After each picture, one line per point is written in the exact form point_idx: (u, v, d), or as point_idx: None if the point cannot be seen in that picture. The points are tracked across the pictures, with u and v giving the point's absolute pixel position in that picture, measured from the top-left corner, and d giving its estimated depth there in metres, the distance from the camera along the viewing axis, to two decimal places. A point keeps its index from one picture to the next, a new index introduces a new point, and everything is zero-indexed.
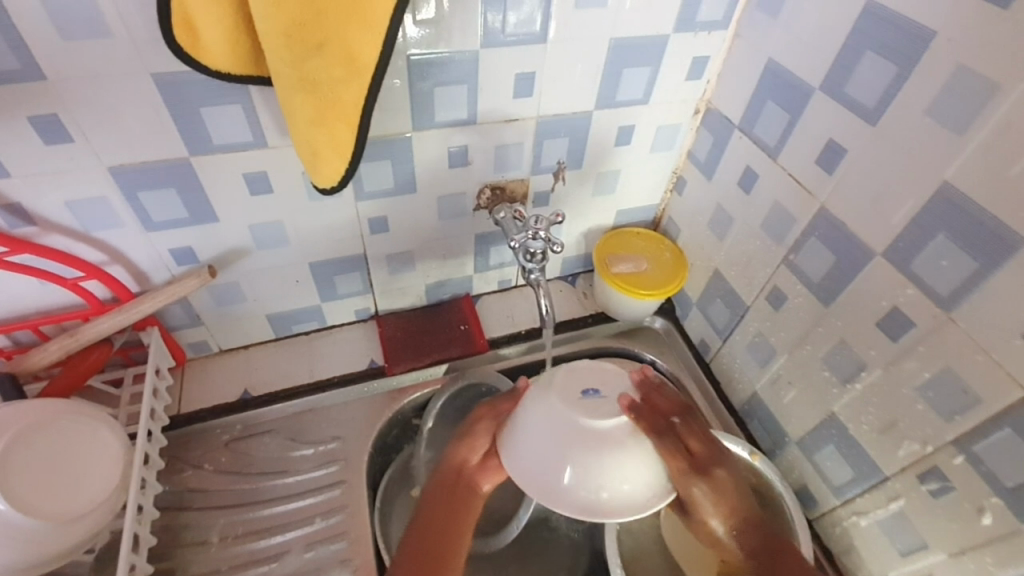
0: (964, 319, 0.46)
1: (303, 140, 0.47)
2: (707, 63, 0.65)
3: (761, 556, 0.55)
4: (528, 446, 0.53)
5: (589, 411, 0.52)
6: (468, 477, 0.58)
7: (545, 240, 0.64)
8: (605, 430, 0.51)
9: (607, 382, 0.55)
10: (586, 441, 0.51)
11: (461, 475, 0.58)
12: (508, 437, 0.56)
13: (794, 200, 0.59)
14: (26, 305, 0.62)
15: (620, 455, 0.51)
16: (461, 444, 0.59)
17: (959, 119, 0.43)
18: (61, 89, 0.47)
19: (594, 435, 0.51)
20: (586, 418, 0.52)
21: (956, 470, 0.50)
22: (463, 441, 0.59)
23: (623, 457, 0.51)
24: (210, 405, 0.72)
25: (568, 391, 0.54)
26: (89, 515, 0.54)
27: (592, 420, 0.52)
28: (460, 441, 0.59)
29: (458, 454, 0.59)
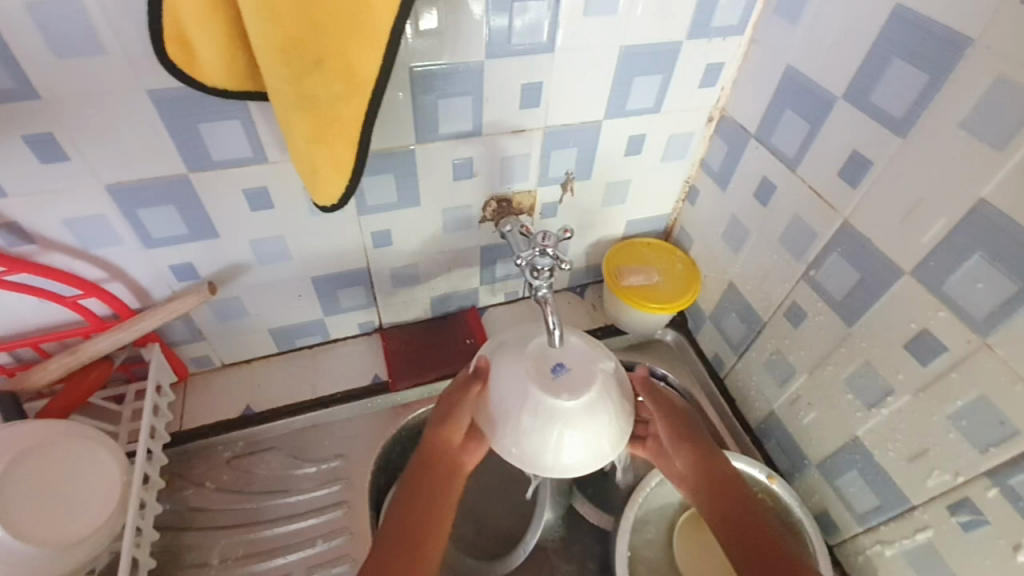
0: (1002, 345, 0.43)
1: (301, 158, 0.45)
2: (722, 70, 0.63)
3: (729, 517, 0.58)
4: (498, 421, 0.52)
5: (559, 391, 0.51)
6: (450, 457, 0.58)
7: (553, 256, 0.59)
8: (570, 410, 0.50)
9: (572, 356, 0.53)
10: (556, 420, 0.50)
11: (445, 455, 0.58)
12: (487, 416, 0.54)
13: (814, 214, 0.56)
14: (26, 322, 0.61)
15: (585, 431, 0.51)
16: (441, 426, 0.57)
17: (997, 134, 0.40)
18: (56, 107, 0.46)
19: (561, 417, 0.50)
20: (557, 398, 0.50)
21: (991, 504, 0.47)
22: (442, 423, 0.57)
23: (588, 427, 0.51)
24: (212, 421, 0.71)
25: (534, 370, 0.52)
26: (88, 539, 0.54)
27: (561, 400, 0.50)
28: (438, 422, 0.57)
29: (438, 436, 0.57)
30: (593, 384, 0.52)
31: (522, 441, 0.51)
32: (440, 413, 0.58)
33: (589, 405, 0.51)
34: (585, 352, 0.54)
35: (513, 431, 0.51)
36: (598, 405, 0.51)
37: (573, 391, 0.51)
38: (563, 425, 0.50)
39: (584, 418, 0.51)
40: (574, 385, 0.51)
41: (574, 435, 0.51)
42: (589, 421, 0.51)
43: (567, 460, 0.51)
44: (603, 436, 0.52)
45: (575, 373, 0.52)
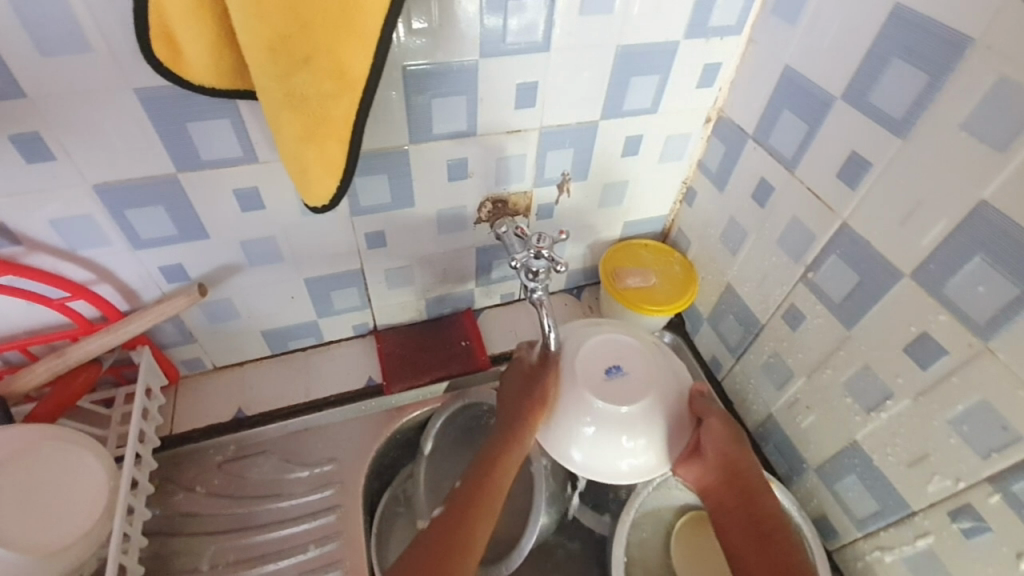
0: (1003, 349, 0.42)
1: (291, 158, 0.45)
2: (720, 70, 0.62)
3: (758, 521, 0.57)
4: (555, 417, 0.60)
5: (615, 393, 0.58)
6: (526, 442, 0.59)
7: (548, 259, 0.59)
8: (626, 413, 0.58)
9: (628, 362, 0.61)
10: (614, 424, 0.58)
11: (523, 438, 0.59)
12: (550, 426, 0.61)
13: (813, 216, 0.56)
14: (14, 325, 0.60)
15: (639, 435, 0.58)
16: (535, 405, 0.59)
17: (1000, 135, 0.39)
18: (42, 106, 0.45)
19: (618, 420, 0.58)
20: (615, 401, 0.58)
21: (993, 510, 0.46)
22: (535, 404, 0.59)
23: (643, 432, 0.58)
24: (202, 425, 0.70)
25: (592, 374, 0.60)
26: (70, 547, 0.52)
27: (618, 403, 0.58)
28: (533, 403, 0.59)
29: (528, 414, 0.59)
30: (646, 389, 0.59)
31: (576, 436, 0.59)
32: (534, 394, 0.60)
33: (640, 410, 0.58)
34: (641, 359, 0.61)
35: (569, 427, 0.59)
36: (648, 411, 0.58)
37: (626, 396, 0.58)
38: (615, 426, 0.58)
39: (635, 422, 0.58)
40: (626, 389, 0.58)
41: (625, 437, 0.58)
42: (643, 426, 0.58)
43: (616, 461, 0.58)
44: (655, 439, 0.59)
45: (629, 378, 0.59)
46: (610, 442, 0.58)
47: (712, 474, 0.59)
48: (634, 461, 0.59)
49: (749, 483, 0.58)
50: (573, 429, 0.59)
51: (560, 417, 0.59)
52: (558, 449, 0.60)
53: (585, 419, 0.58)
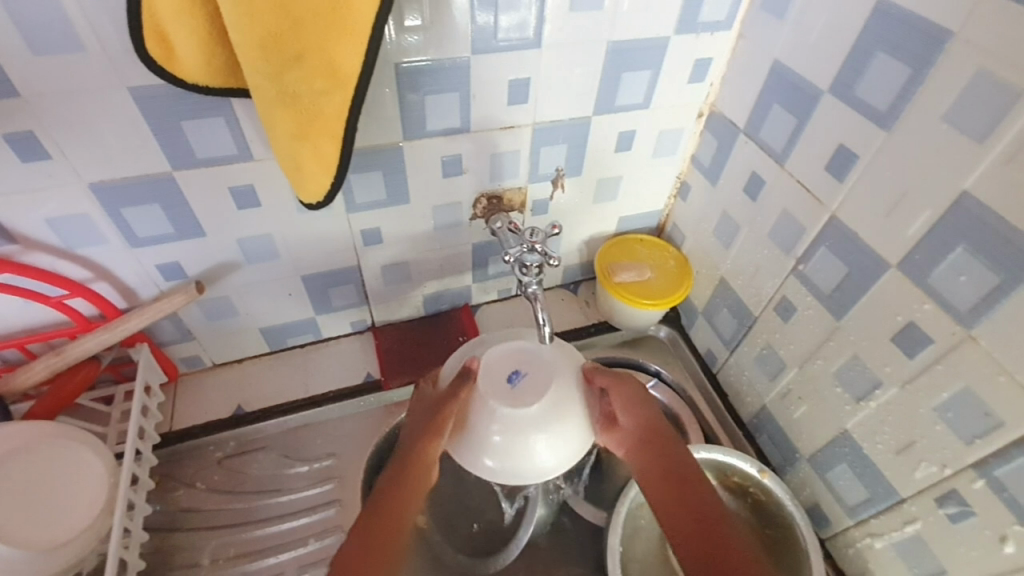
0: (986, 337, 0.43)
1: (286, 156, 0.45)
2: (711, 65, 0.63)
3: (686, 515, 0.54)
4: (464, 430, 0.54)
5: (520, 397, 0.53)
6: (425, 471, 0.55)
7: (542, 253, 0.60)
8: (533, 414, 0.52)
9: (528, 361, 0.55)
10: (525, 427, 0.52)
11: (421, 469, 0.54)
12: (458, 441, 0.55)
13: (803, 209, 0.57)
14: (12, 323, 0.61)
15: (552, 432, 0.53)
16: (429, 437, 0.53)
17: (980, 126, 0.40)
18: (37, 106, 0.46)
19: (527, 423, 0.52)
20: (521, 405, 0.52)
21: (977, 495, 0.47)
22: (430, 434, 0.53)
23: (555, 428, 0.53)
24: (202, 422, 0.71)
25: (490, 384, 0.54)
26: (72, 541, 0.53)
27: (524, 406, 0.52)
28: (426, 433, 0.54)
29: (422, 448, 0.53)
30: (549, 385, 0.54)
31: (486, 447, 0.53)
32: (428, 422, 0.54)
33: (549, 408, 0.53)
34: (541, 355, 0.56)
35: (476, 438, 0.53)
36: (555, 405, 0.53)
37: (531, 397, 0.53)
38: (524, 429, 0.52)
39: (543, 420, 0.53)
40: (532, 391, 0.53)
41: (536, 436, 0.52)
42: (552, 423, 0.53)
43: (529, 464, 0.53)
44: (567, 433, 0.54)
45: (531, 379, 0.54)
46: (522, 448, 0.53)
47: (629, 442, 0.57)
48: (550, 461, 0.54)
49: (668, 462, 0.56)
50: (481, 442, 0.53)
51: (469, 430, 0.53)
52: (469, 461, 0.54)
53: (492, 429, 0.52)
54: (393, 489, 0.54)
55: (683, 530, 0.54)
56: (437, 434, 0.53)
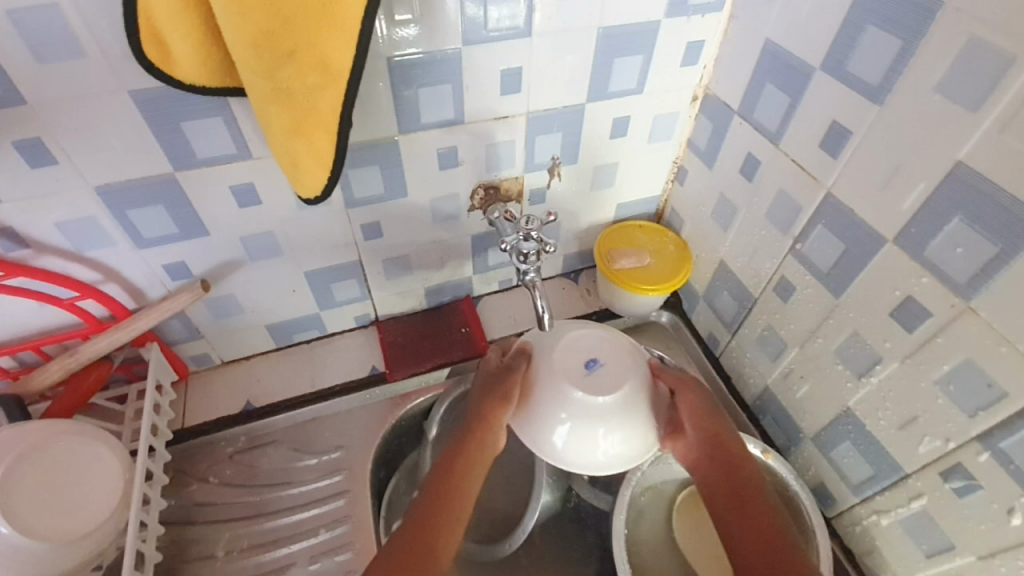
0: (985, 308, 0.43)
1: (282, 151, 0.46)
2: (703, 48, 0.63)
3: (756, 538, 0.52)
4: (531, 410, 0.57)
5: (594, 385, 0.55)
6: (494, 433, 0.57)
7: (537, 240, 0.62)
8: (605, 405, 0.55)
9: (606, 352, 0.58)
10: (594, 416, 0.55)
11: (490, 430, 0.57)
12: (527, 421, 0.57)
13: (799, 187, 0.56)
14: (27, 327, 0.63)
15: (621, 427, 0.55)
16: (496, 400, 0.57)
17: (974, 94, 0.40)
18: (41, 112, 0.47)
19: (598, 413, 0.55)
20: (595, 394, 0.55)
21: (983, 467, 0.47)
22: (497, 398, 0.57)
23: (625, 422, 0.55)
24: (212, 418, 0.72)
25: (568, 371, 0.56)
26: (92, 534, 0.55)
27: (597, 395, 0.55)
28: (494, 398, 0.58)
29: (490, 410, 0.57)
30: (623, 380, 0.56)
31: (552, 429, 0.56)
32: (494, 390, 0.58)
33: (622, 401, 0.55)
34: (617, 351, 0.58)
35: (544, 419, 0.56)
36: (627, 401, 0.55)
37: (607, 387, 0.55)
38: (594, 418, 0.55)
39: (612, 415, 0.55)
40: (608, 381, 0.55)
41: (606, 427, 0.55)
42: (624, 416, 0.55)
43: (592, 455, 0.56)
44: (635, 431, 0.56)
45: (607, 373, 0.56)
46: (591, 437, 0.55)
47: (696, 448, 0.59)
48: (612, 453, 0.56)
49: (730, 464, 0.57)
50: (551, 421, 0.55)
51: (538, 406, 0.56)
52: (538, 444, 0.57)
53: (563, 413, 0.55)
54: (460, 453, 0.57)
55: (746, 538, 0.53)
56: (505, 399, 0.57)
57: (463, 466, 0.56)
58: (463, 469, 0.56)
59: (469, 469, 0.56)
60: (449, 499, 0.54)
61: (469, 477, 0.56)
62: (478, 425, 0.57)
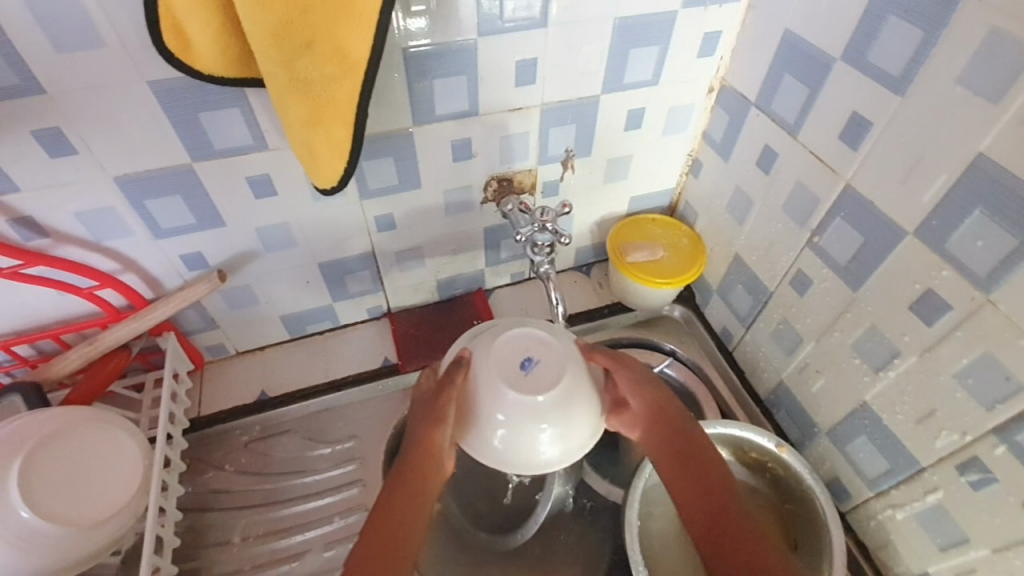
0: (1006, 301, 0.42)
1: (300, 141, 0.46)
2: (720, 38, 0.62)
3: (710, 516, 0.54)
4: (470, 418, 0.53)
5: (530, 384, 0.52)
6: (437, 459, 0.52)
7: (552, 231, 0.64)
8: (545, 403, 0.51)
9: (538, 347, 0.54)
10: (535, 416, 0.51)
11: (431, 457, 0.52)
12: (468, 433, 0.53)
13: (817, 179, 0.56)
14: (47, 316, 0.63)
15: (562, 421, 0.52)
16: (432, 424, 0.52)
17: (996, 85, 0.39)
18: (63, 103, 0.48)
19: (537, 412, 0.51)
20: (532, 393, 0.51)
21: (1000, 462, 0.46)
22: (433, 421, 0.52)
23: (567, 415, 0.52)
24: (228, 407, 0.73)
25: (503, 372, 0.52)
26: (112, 519, 0.56)
27: (534, 394, 0.51)
28: (429, 422, 0.52)
29: (428, 436, 0.52)
30: (561, 374, 0.53)
31: (492, 438, 0.52)
32: (429, 412, 0.52)
33: (561, 396, 0.52)
34: (554, 344, 0.54)
35: (482, 427, 0.52)
36: (567, 395, 0.52)
37: (545, 383, 0.52)
38: (533, 418, 0.51)
39: (552, 412, 0.51)
40: (544, 378, 0.52)
41: (547, 426, 0.51)
42: (566, 410, 0.52)
43: (536, 455, 0.52)
44: (577, 423, 0.53)
45: (546, 368, 0.52)
46: (535, 436, 0.51)
47: (640, 425, 0.58)
48: (555, 451, 0.53)
49: (684, 452, 0.57)
50: (489, 426, 0.51)
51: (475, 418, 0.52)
52: (477, 450, 0.53)
53: (499, 414, 0.51)
54: (403, 483, 0.51)
55: (701, 520, 0.54)
56: (442, 421, 0.52)
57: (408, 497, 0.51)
58: (412, 499, 0.51)
59: (417, 499, 0.51)
60: (400, 534, 0.49)
61: (418, 507, 0.51)
62: (417, 451, 0.51)
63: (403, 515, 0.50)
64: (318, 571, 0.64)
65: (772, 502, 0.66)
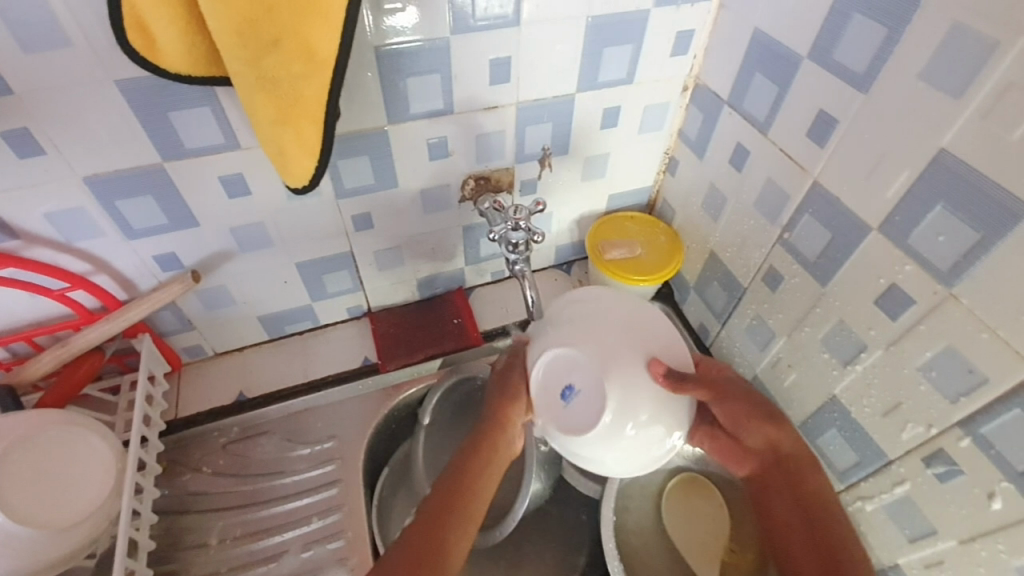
0: (967, 294, 0.43)
1: (269, 140, 0.46)
2: (693, 37, 0.62)
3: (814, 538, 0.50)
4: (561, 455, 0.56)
5: (584, 416, 0.52)
6: (509, 434, 0.57)
7: (525, 230, 0.65)
8: (613, 424, 0.51)
9: (573, 372, 0.53)
10: (617, 437, 0.51)
11: (504, 431, 0.57)
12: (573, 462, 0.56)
13: (787, 176, 0.57)
14: (18, 318, 0.63)
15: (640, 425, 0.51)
16: (508, 400, 0.58)
17: (956, 81, 0.40)
18: (29, 102, 0.47)
19: (611, 434, 0.51)
20: (594, 425, 0.51)
21: (964, 454, 0.47)
22: (509, 398, 0.58)
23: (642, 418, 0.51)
24: (206, 408, 0.73)
25: (549, 393, 0.55)
26: (84, 522, 0.55)
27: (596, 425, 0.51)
28: (506, 399, 0.58)
29: (502, 410, 0.57)
30: (603, 390, 0.51)
31: (604, 463, 0.53)
32: (506, 391, 0.58)
33: (617, 412, 0.51)
34: (584, 357, 0.52)
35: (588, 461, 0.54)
36: (622, 399, 0.51)
37: (594, 411, 0.51)
38: (614, 440, 0.51)
39: (623, 424, 0.51)
40: (588, 406, 0.52)
41: (633, 433, 0.51)
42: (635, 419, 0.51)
43: (648, 453, 0.53)
44: (655, 417, 0.52)
45: (585, 393, 0.52)
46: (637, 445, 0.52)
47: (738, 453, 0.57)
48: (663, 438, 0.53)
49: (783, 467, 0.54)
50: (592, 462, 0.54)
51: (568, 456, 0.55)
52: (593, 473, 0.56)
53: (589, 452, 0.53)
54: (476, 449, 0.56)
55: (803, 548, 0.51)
56: (517, 399, 0.58)
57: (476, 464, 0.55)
58: (482, 466, 0.55)
59: (487, 465, 0.56)
60: (466, 492, 0.53)
61: (483, 476, 0.55)
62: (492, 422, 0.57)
63: (473, 477, 0.54)
64: (297, 572, 0.64)
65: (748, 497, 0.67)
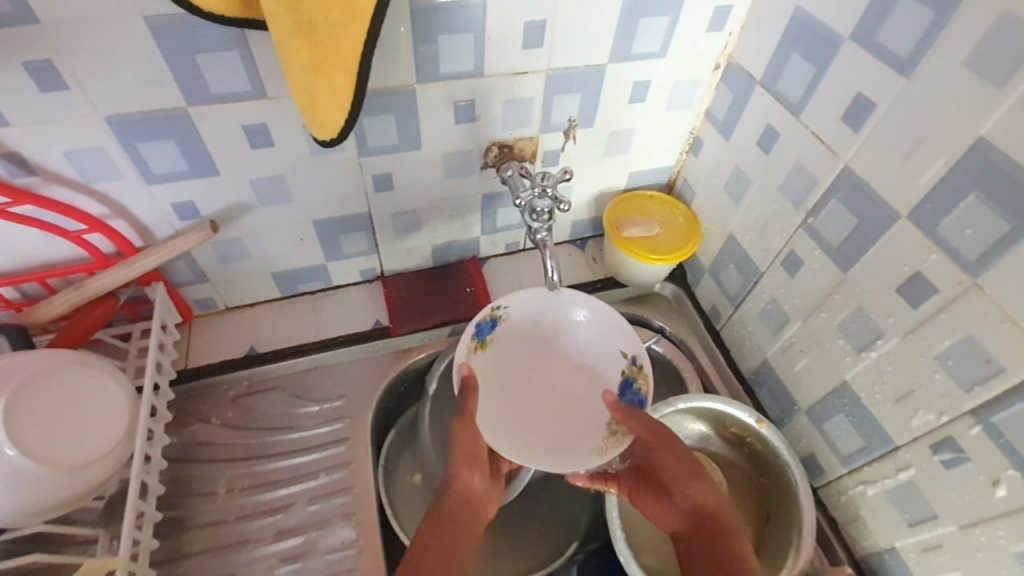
0: (993, 285, 0.44)
1: (300, 89, 0.45)
2: (730, 13, 0.61)
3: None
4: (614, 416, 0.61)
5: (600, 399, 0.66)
6: (473, 504, 0.60)
7: (552, 198, 0.65)
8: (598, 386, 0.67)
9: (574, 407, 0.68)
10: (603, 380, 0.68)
11: (466, 502, 0.59)
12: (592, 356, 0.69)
13: (816, 159, 0.56)
14: (32, 258, 0.62)
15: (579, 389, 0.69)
16: (465, 466, 0.59)
17: (1002, 69, 0.40)
18: (57, 35, 0.46)
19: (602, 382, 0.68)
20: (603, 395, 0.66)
21: (974, 442, 0.48)
22: (465, 464, 0.59)
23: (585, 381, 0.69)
24: (216, 361, 0.73)
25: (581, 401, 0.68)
26: (96, 463, 0.56)
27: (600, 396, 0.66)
28: (461, 464, 0.60)
29: (460, 478, 0.59)
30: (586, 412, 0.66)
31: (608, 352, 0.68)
32: (461, 457, 0.59)
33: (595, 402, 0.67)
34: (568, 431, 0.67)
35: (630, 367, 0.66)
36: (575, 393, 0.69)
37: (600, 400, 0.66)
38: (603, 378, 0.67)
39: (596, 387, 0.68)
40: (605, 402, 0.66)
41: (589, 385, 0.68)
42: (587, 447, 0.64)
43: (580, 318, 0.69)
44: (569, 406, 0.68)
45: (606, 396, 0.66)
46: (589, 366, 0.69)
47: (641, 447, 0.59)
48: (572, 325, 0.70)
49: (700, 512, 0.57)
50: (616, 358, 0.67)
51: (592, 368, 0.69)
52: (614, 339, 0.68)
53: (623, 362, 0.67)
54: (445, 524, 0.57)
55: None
56: (474, 463, 0.60)
57: (448, 544, 0.56)
58: (454, 536, 0.57)
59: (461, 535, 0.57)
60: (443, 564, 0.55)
61: (455, 555, 0.56)
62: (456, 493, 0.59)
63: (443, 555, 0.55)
64: (302, 525, 0.65)
65: (748, 476, 0.69)
